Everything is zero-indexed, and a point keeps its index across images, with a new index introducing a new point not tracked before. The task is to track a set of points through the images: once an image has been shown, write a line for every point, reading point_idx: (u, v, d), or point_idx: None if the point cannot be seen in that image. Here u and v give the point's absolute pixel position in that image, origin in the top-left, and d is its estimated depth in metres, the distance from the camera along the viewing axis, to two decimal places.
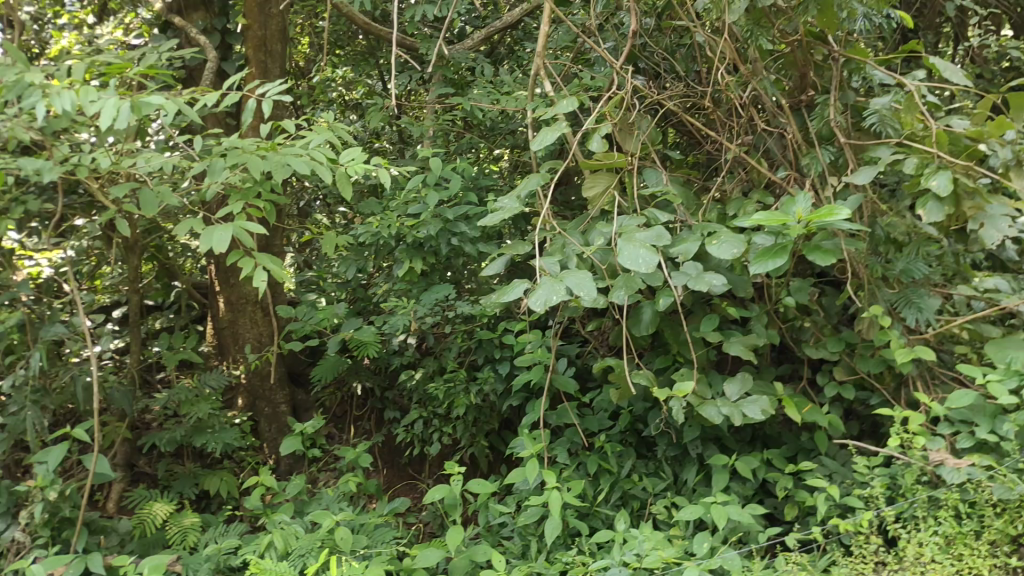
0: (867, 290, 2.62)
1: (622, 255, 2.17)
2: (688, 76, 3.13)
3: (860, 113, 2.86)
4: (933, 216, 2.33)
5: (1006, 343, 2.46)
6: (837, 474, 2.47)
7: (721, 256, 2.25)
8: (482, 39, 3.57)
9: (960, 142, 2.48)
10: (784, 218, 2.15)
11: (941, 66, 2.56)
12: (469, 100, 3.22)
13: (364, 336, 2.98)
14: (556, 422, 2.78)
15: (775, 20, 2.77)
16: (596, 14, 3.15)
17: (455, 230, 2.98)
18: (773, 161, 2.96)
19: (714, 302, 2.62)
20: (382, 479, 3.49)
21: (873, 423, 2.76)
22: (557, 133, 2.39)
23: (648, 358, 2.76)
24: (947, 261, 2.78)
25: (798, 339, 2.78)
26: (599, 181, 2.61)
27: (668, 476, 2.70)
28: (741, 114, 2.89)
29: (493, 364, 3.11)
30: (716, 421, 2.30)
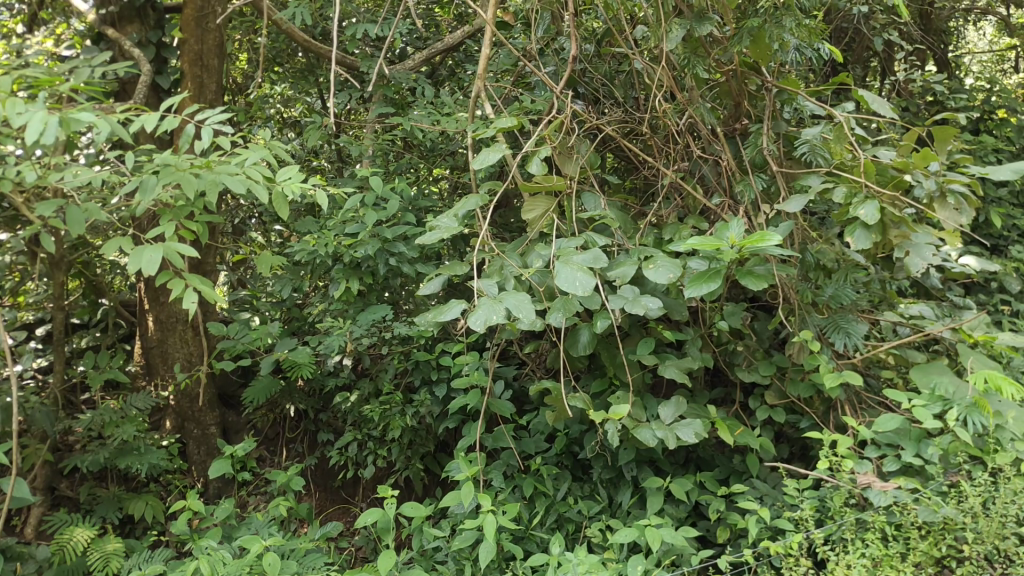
0: (798, 314, 2.68)
1: (559, 277, 2.17)
2: (626, 102, 3.19)
3: (792, 142, 2.93)
4: (860, 243, 2.38)
5: (929, 369, 2.53)
6: (767, 496, 2.51)
7: (657, 280, 2.27)
8: (423, 61, 3.60)
9: (887, 173, 2.55)
10: (717, 243, 2.18)
11: (869, 99, 2.63)
12: (409, 121, 3.22)
13: (299, 357, 2.95)
14: (492, 444, 2.76)
15: (711, 49, 2.82)
16: (537, 38, 3.20)
17: (393, 250, 2.95)
18: (708, 188, 3.02)
19: (650, 325, 2.65)
20: (315, 502, 3.43)
21: (803, 446, 2.82)
22: (498, 153, 2.39)
23: (585, 381, 2.78)
24: (874, 288, 2.86)
25: (732, 362, 2.82)
26: (537, 205, 2.61)
27: (603, 499, 2.71)
28: (678, 141, 2.95)
29: (430, 386, 3.09)
30: (651, 444, 2.30)
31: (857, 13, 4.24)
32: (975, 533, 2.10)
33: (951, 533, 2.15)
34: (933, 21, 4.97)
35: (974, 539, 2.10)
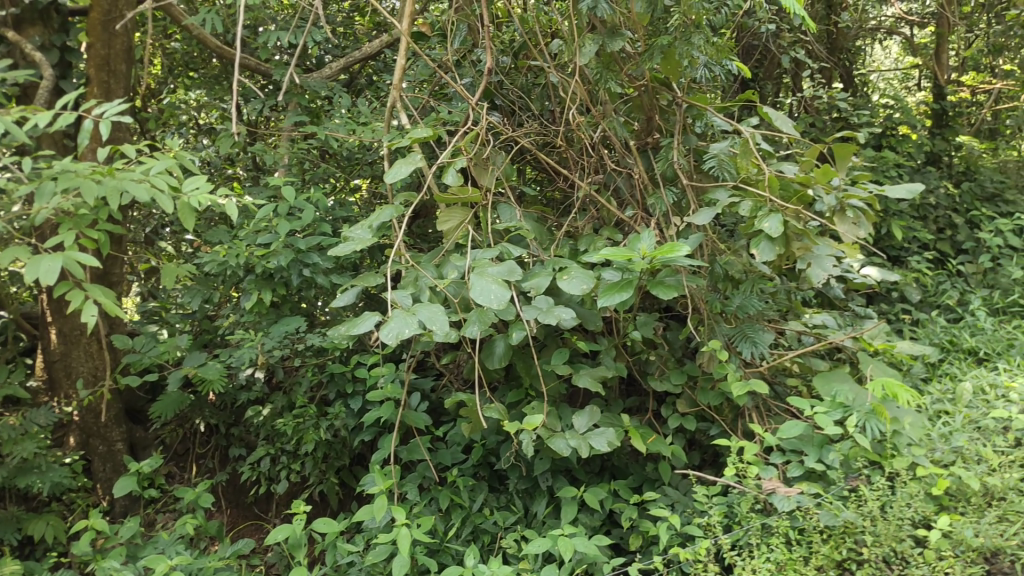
0: (707, 324, 2.76)
1: (474, 289, 2.16)
2: (543, 114, 3.21)
3: (701, 156, 3.00)
4: (765, 255, 2.46)
5: (831, 377, 2.63)
6: (678, 503, 2.56)
7: (571, 291, 2.29)
8: (341, 68, 3.55)
9: (790, 187, 2.63)
10: (629, 254, 2.22)
11: (772, 116, 2.75)
12: (324, 130, 3.18)
13: (208, 372, 2.87)
14: (408, 456, 2.74)
15: (625, 64, 2.88)
16: (453, 50, 3.20)
17: (307, 261, 2.90)
18: (622, 200, 3.07)
19: (565, 335, 2.68)
20: (226, 518, 3.38)
21: (714, 452, 2.88)
22: (412, 164, 2.40)
23: (501, 391, 2.79)
24: (780, 298, 2.95)
25: (645, 371, 2.87)
26: (453, 215, 2.61)
27: (519, 509, 2.72)
28: (592, 154, 3.01)
29: (345, 399, 3.06)
30: (565, 454, 2.32)
31: (765, 31, 4.37)
32: (874, 536, 2.17)
33: (852, 536, 2.21)
34: (839, 39, 5.16)
35: (873, 542, 2.17)
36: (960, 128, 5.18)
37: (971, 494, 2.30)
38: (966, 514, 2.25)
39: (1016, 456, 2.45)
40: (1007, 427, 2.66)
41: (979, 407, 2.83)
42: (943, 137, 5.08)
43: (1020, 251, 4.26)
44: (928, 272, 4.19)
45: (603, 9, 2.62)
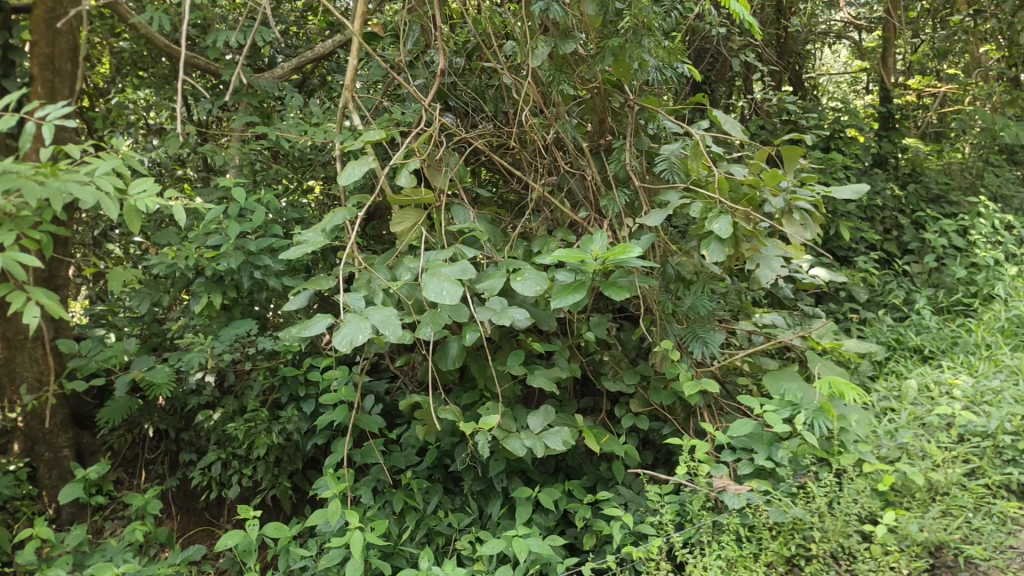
0: (659, 324, 2.79)
1: (427, 290, 2.16)
2: (497, 115, 3.21)
3: (653, 158, 3.03)
4: (715, 256, 2.49)
5: (780, 375, 2.67)
6: (631, 502, 2.58)
7: (524, 292, 2.30)
8: (294, 68, 3.50)
9: (739, 190, 2.67)
10: (581, 255, 2.23)
11: (721, 120, 2.79)
12: (275, 130, 3.15)
13: (156, 376, 2.82)
14: (362, 460, 2.72)
15: (577, 66, 2.90)
16: (406, 51, 3.18)
17: (258, 263, 2.87)
18: (575, 201, 3.09)
19: (520, 336, 2.68)
20: (176, 525, 3.34)
21: (667, 451, 2.91)
22: (364, 167, 2.39)
23: (456, 393, 2.78)
24: (731, 298, 3.00)
25: (599, 371, 2.89)
26: (407, 217, 2.60)
27: (474, 511, 2.71)
28: (545, 156, 3.03)
29: (298, 402, 3.03)
30: (519, 454, 2.32)
31: (716, 34, 4.43)
32: (822, 532, 2.21)
33: (800, 533, 2.25)
34: (788, 43, 5.24)
35: (821, 538, 2.20)
36: (906, 130, 5.29)
37: (916, 490, 2.36)
38: (911, 509, 2.31)
39: (958, 452, 2.53)
40: (950, 423, 2.72)
41: (923, 404, 2.90)
42: (890, 140, 5.17)
43: (963, 251, 4.37)
44: (874, 272, 4.28)
45: (556, 11, 2.63)
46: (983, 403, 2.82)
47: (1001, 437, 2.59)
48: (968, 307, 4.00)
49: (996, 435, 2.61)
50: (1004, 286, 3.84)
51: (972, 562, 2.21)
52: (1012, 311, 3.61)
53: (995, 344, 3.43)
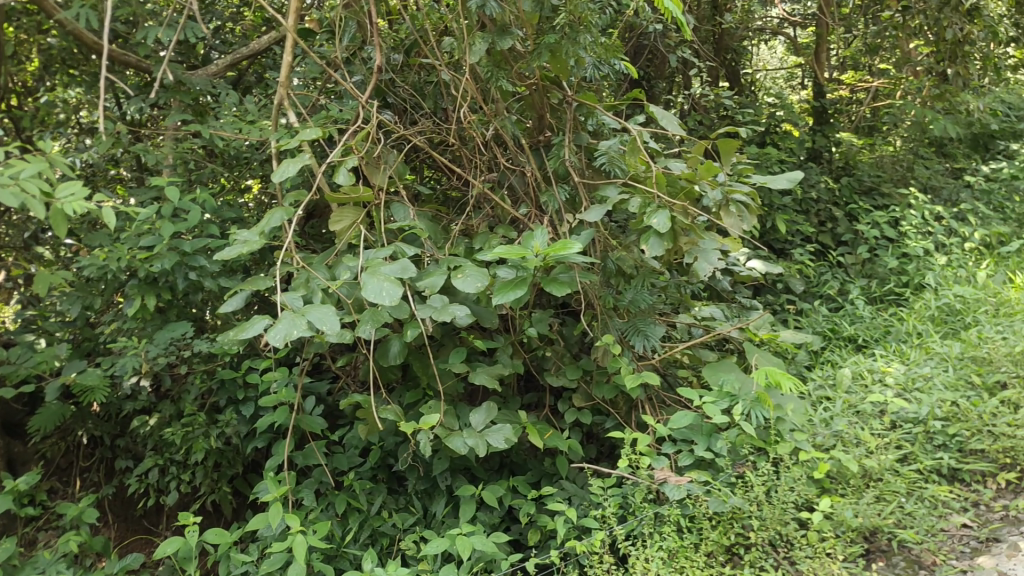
0: (601, 319, 2.80)
1: (365, 288, 2.14)
2: (436, 112, 3.19)
3: (593, 153, 3.05)
4: (654, 251, 2.51)
5: (719, 367, 2.72)
6: (575, 497, 2.59)
7: (465, 289, 2.29)
8: (228, 65, 3.43)
9: (677, 184, 2.69)
10: (522, 252, 2.23)
11: (658, 115, 2.80)
12: (209, 128, 3.08)
13: (88, 380, 2.73)
14: (303, 462, 2.69)
15: (515, 63, 2.90)
16: (342, 47, 3.13)
17: (193, 264, 2.81)
18: (516, 197, 3.09)
19: (462, 334, 2.67)
20: (113, 533, 3.28)
21: (610, 445, 2.94)
22: (299, 165, 2.37)
23: (398, 392, 2.76)
24: (670, 291, 3.03)
25: (541, 367, 2.90)
26: (345, 215, 2.56)
27: (418, 510, 2.71)
28: (484, 152, 3.03)
29: (236, 405, 2.98)
30: (463, 452, 2.32)
31: (652, 31, 4.47)
32: (760, 520, 2.25)
33: (739, 522, 2.29)
34: (724, 39, 5.30)
35: (760, 526, 2.25)
36: (837, 124, 5.41)
37: (850, 476, 2.42)
38: (846, 495, 2.37)
39: (891, 438, 2.60)
40: (883, 410, 2.81)
41: (857, 392, 2.98)
42: (824, 134, 5.21)
43: (894, 243, 4.48)
44: (810, 263, 4.36)
45: (491, 7, 2.63)
46: (914, 390, 2.90)
47: (932, 423, 2.68)
48: (900, 296, 4.11)
49: (927, 421, 2.70)
50: (934, 275, 3.96)
51: (905, 546, 2.28)
52: (941, 300, 3.72)
53: (925, 332, 3.53)
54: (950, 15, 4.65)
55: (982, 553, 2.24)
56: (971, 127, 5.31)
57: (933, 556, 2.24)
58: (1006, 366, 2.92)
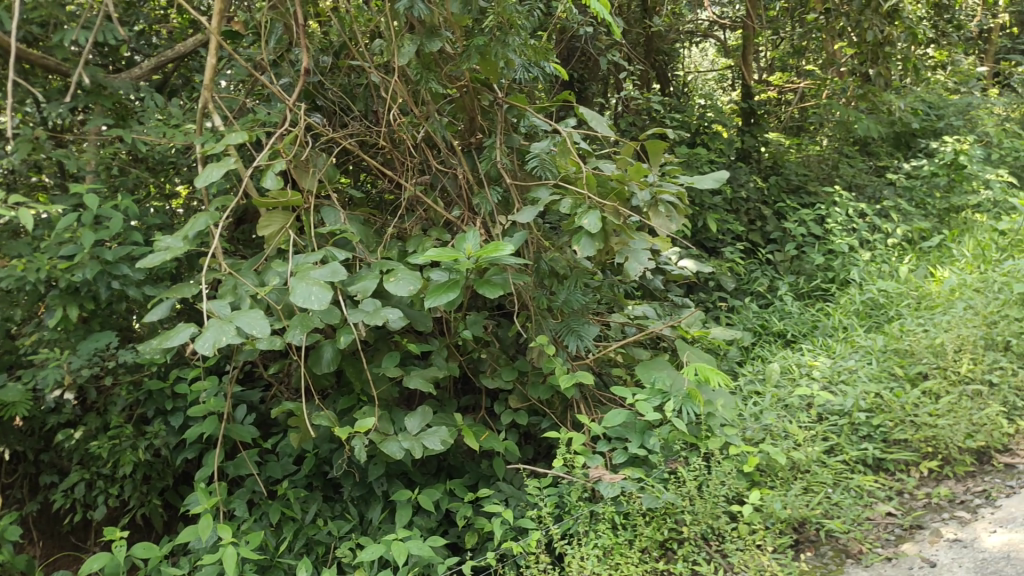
0: (535, 320, 2.81)
1: (294, 294, 2.11)
2: (367, 115, 3.15)
3: (524, 155, 3.06)
4: (586, 251, 2.53)
5: (651, 365, 2.75)
6: (512, 498, 2.59)
7: (398, 292, 2.27)
8: (153, 68, 3.33)
9: (607, 185, 2.71)
10: (454, 254, 2.23)
11: (588, 116, 2.82)
12: (131, 133, 2.99)
13: (8, 396, 2.59)
14: (235, 472, 2.64)
15: (444, 65, 2.89)
16: (269, 49, 3.04)
17: (116, 273, 2.73)
18: (449, 200, 3.08)
19: (396, 338, 2.65)
20: (39, 551, 3.19)
21: (547, 446, 2.95)
22: (226, 167, 2.34)
23: (332, 398, 2.73)
24: (604, 291, 3.06)
25: (477, 370, 2.89)
26: (274, 220, 2.52)
27: (353, 517, 2.68)
28: (415, 155, 3.01)
29: (165, 416, 2.91)
30: (398, 457, 2.30)
31: (583, 34, 4.48)
32: (692, 515, 2.28)
33: (672, 517, 2.31)
34: (654, 42, 5.37)
35: (692, 521, 2.28)
36: (765, 124, 5.51)
37: (779, 469, 2.48)
38: (775, 488, 2.42)
39: (818, 431, 2.67)
40: (810, 403, 2.88)
41: (785, 386, 3.05)
42: (752, 134, 5.31)
43: (820, 240, 4.59)
44: (740, 261, 4.43)
45: (420, 8, 2.64)
46: (840, 382, 2.98)
47: (857, 415, 2.76)
48: (827, 292, 4.21)
49: (852, 413, 2.77)
50: (859, 271, 4.07)
51: (833, 536, 2.33)
52: (865, 295, 3.82)
53: (850, 326, 3.63)
54: (871, 17, 4.70)
55: (905, 540, 2.30)
56: (893, 126, 5.45)
57: (859, 545, 2.29)
58: (926, 358, 3.02)
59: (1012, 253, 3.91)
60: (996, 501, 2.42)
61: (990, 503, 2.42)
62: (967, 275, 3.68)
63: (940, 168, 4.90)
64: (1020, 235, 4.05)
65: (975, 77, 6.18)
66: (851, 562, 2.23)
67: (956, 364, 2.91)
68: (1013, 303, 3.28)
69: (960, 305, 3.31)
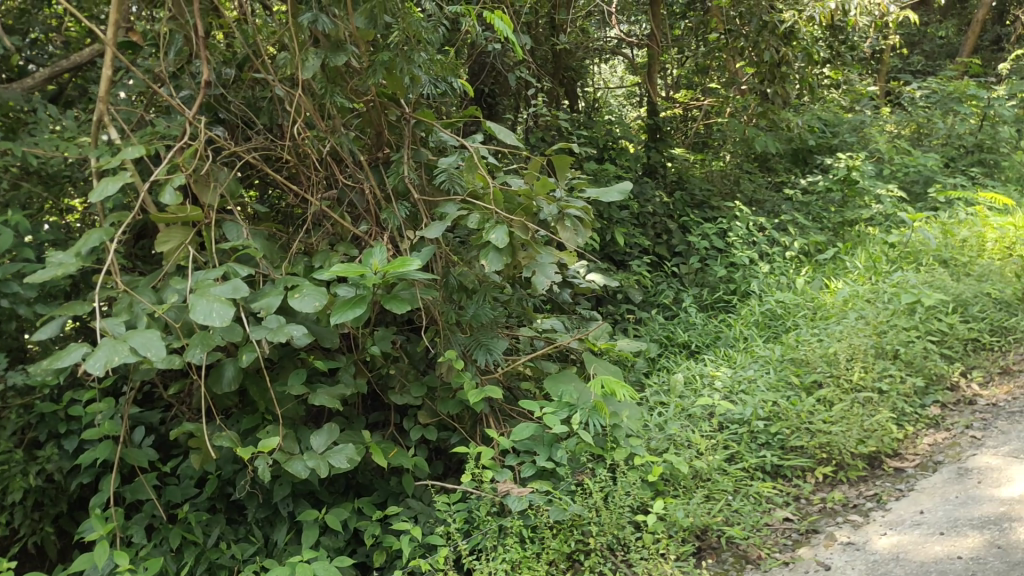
0: (443, 334, 2.81)
1: (193, 311, 2.06)
2: (272, 129, 3.10)
3: (432, 170, 3.06)
4: (494, 265, 2.55)
5: (559, 378, 2.77)
6: (421, 514, 2.57)
7: (303, 309, 2.24)
8: (47, 78, 3.14)
9: (514, 201, 2.74)
10: (360, 269, 2.21)
11: (494, 131, 2.75)
12: (21, 146, 2.83)
13: None
14: (132, 496, 2.54)
15: (349, 79, 2.87)
16: (168, 61, 2.92)
17: (5, 291, 2.59)
18: (356, 215, 3.04)
19: (302, 355, 2.61)
20: None
21: (457, 461, 2.94)
22: (121, 182, 2.27)
23: (235, 417, 2.66)
24: (513, 305, 3.09)
25: (386, 386, 2.86)
26: (173, 235, 2.46)
27: (258, 539, 2.62)
28: (321, 169, 2.96)
29: (59, 440, 2.79)
30: (302, 476, 2.27)
31: (490, 50, 4.51)
32: (598, 526, 2.32)
33: (579, 529, 2.34)
34: (563, 59, 5.45)
35: (598, 532, 2.31)
36: (671, 140, 5.64)
37: (681, 478, 2.55)
38: (678, 496, 2.49)
39: (719, 439, 2.76)
40: (712, 412, 2.97)
41: (689, 396, 3.13)
42: (657, 150, 5.36)
43: (723, 253, 4.73)
44: (647, 274, 4.51)
45: (324, 22, 2.61)
46: (740, 392, 3.08)
47: (756, 423, 2.86)
48: (729, 303, 4.33)
49: (751, 422, 2.88)
50: (758, 283, 4.22)
51: (733, 542, 2.39)
52: (764, 306, 3.95)
53: (750, 337, 3.75)
54: (767, 38, 4.90)
55: (802, 545, 2.38)
56: (791, 143, 5.69)
57: (758, 551, 2.35)
58: (821, 366, 3.14)
59: (901, 264, 4.09)
60: (887, 504, 2.52)
61: (882, 506, 2.52)
62: (860, 286, 3.85)
63: (835, 184, 5.14)
64: (908, 248, 4.24)
65: (866, 96, 6.49)
66: (751, 568, 2.29)
67: (848, 372, 3.04)
68: (901, 313, 3.45)
69: (852, 316, 3.46)
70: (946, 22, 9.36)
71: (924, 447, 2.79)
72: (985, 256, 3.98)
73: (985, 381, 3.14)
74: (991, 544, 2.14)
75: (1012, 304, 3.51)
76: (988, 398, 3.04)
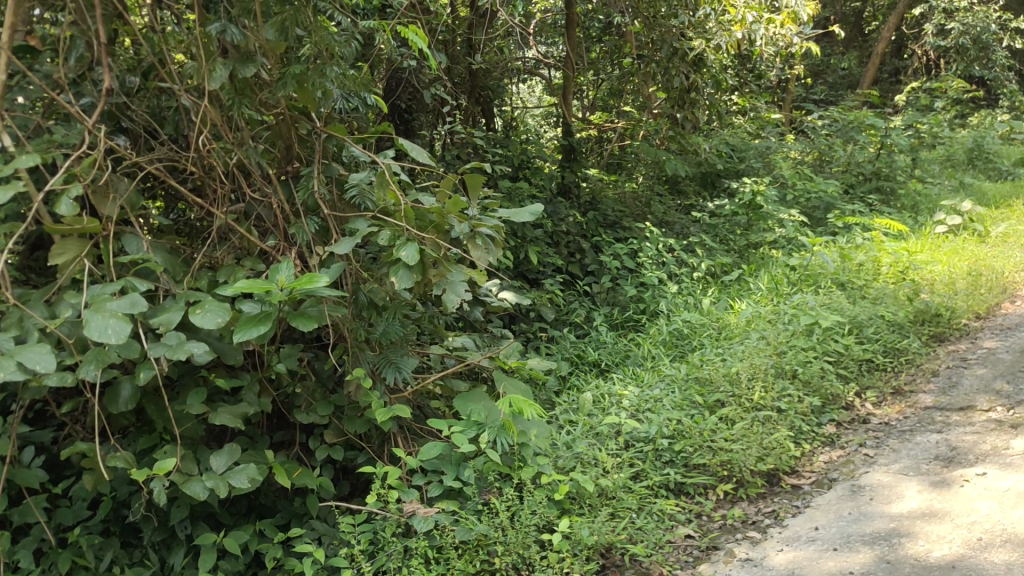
0: (352, 352, 2.76)
1: (88, 327, 1.98)
2: (177, 139, 3.00)
3: (344, 185, 3.03)
4: (403, 283, 2.53)
5: (467, 397, 2.75)
6: (325, 536, 2.53)
7: (204, 325, 2.18)
8: None
9: (425, 218, 2.74)
10: (265, 286, 2.18)
11: (407, 148, 2.72)
12: None
13: None
14: (19, 520, 2.42)
15: (258, 91, 2.82)
16: (68, 67, 2.78)
17: None
18: (263, 229, 2.98)
19: (203, 372, 2.53)
20: None
21: (363, 480, 2.90)
22: (13, 191, 2.18)
23: (131, 437, 2.57)
24: (423, 323, 3.07)
25: (291, 405, 2.80)
26: (68, 248, 2.37)
27: (154, 563, 2.52)
28: (227, 181, 2.88)
29: None
30: (201, 497, 2.21)
31: (406, 66, 4.48)
32: (505, 545, 2.32)
33: (484, 549, 2.33)
34: (477, 79, 5.48)
35: (504, 551, 2.30)
36: (585, 161, 5.71)
37: (587, 497, 2.57)
38: (583, 515, 2.50)
39: (624, 457, 2.80)
40: (619, 431, 3.00)
41: (597, 414, 3.16)
42: (572, 170, 5.41)
43: (633, 273, 4.80)
44: (559, 292, 4.53)
45: (233, 33, 2.56)
46: (646, 410, 3.13)
47: (660, 441, 2.91)
48: (638, 323, 4.41)
49: (656, 440, 2.93)
50: (667, 303, 4.31)
51: (636, 560, 2.41)
52: (672, 325, 4.03)
53: (658, 356, 3.81)
54: (677, 64, 5.03)
55: (703, 561, 2.42)
56: (699, 166, 5.88)
57: (660, 568, 2.38)
58: (724, 386, 3.21)
59: (801, 287, 4.24)
60: (784, 520, 2.59)
61: (779, 522, 2.59)
62: (762, 307, 3.98)
63: (740, 208, 5.30)
64: (808, 270, 4.40)
65: (771, 124, 6.71)
66: None
67: (750, 392, 3.12)
68: (800, 334, 3.57)
69: (755, 336, 3.55)
70: (847, 55, 9.80)
71: (820, 465, 2.88)
72: (879, 280, 4.15)
73: (878, 401, 3.27)
74: (880, 558, 2.23)
75: (903, 326, 3.67)
76: (880, 417, 3.17)
